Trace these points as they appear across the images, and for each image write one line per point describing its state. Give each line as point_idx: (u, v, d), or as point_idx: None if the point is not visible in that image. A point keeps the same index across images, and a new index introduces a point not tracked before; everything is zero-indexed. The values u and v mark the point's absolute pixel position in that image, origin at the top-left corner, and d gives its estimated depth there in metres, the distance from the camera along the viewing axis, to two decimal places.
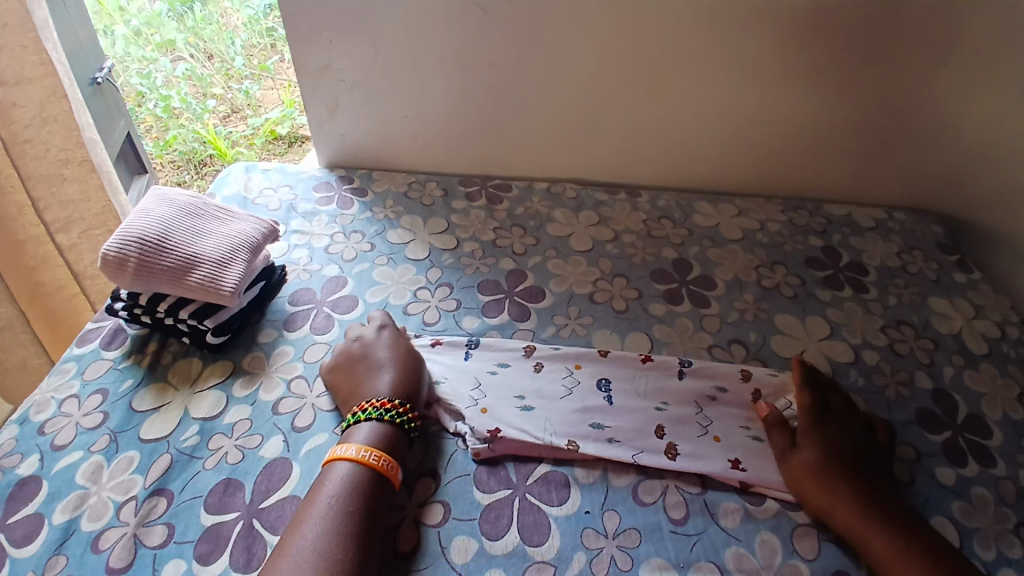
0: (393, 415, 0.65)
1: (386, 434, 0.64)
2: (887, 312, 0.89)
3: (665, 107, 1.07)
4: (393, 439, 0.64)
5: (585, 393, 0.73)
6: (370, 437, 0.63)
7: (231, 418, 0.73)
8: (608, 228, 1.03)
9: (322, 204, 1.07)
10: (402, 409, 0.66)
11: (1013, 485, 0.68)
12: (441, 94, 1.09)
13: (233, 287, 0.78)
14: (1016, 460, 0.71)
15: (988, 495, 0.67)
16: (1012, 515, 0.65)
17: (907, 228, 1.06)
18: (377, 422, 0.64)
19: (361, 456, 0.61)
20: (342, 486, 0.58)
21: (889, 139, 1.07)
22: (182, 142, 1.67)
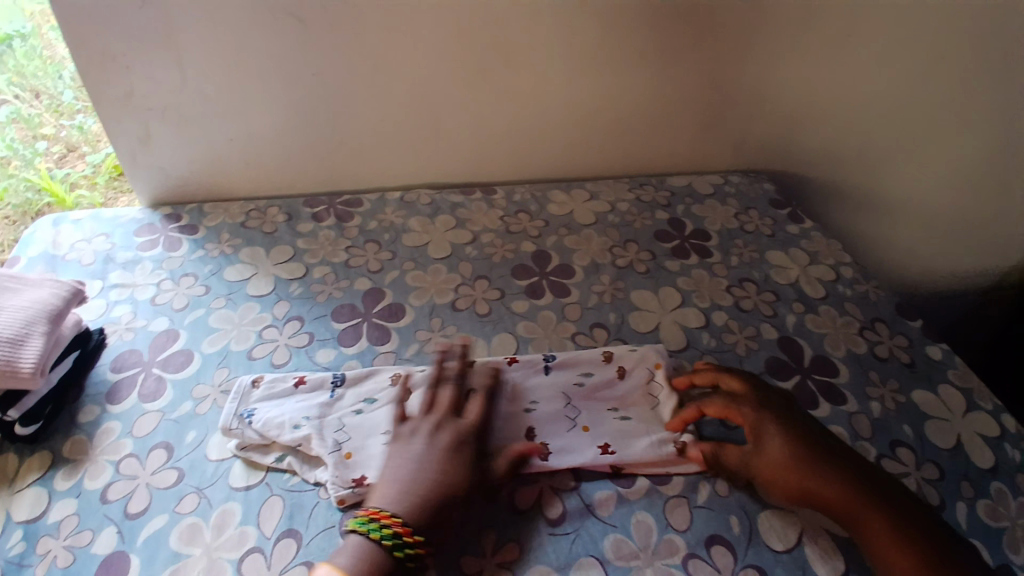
0: (392, 542, 0.54)
1: (381, 566, 0.54)
2: (730, 272, 0.94)
3: (507, 102, 1.06)
4: (384, 570, 0.54)
5: None
6: (364, 563, 0.54)
7: (56, 515, 0.62)
8: (466, 230, 1.01)
9: (147, 249, 0.95)
10: (414, 540, 0.55)
11: (865, 419, 0.76)
12: (270, 111, 1.01)
13: (34, 366, 0.66)
14: (862, 393, 0.79)
15: (843, 433, 0.74)
16: (870, 449, 0.73)
17: (741, 189, 1.15)
18: (373, 537, 0.55)
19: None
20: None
21: (715, 109, 1.14)
22: (14, 197, 1.12)
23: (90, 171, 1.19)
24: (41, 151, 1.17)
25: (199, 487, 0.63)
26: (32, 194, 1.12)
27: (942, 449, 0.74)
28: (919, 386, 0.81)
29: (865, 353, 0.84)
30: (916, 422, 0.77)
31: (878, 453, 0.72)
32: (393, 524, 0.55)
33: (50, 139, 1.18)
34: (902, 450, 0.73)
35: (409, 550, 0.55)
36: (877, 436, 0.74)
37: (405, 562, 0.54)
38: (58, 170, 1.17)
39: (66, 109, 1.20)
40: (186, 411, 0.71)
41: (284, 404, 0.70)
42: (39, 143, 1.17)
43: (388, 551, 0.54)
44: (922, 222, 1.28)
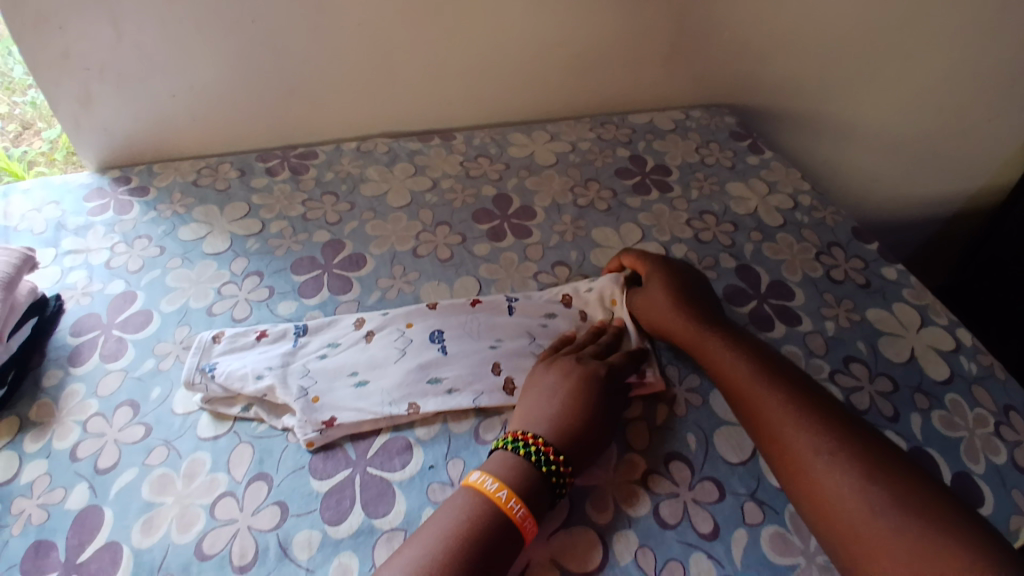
0: (542, 456, 0.57)
1: (528, 478, 0.56)
2: (690, 206, 0.95)
3: (462, 43, 1.03)
4: (537, 485, 0.56)
5: (415, 351, 0.70)
6: (511, 473, 0.56)
7: (29, 476, 0.61)
8: (426, 177, 0.99)
9: (97, 213, 0.92)
10: (557, 459, 0.57)
11: (819, 337, 0.78)
12: (213, 64, 0.97)
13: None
14: (817, 313, 0.81)
15: (799, 351, 0.76)
16: (824, 365, 0.75)
17: (702, 123, 1.14)
18: (518, 457, 0.57)
19: (491, 499, 0.54)
20: (452, 535, 0.51)
21: (675, 43, 1.12)
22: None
23: (46, 148, 1.14)
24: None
25: (168, 440, 0.63)
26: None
27: (895, 362, 0.77)
28: (873, 305, 0.84)
29: (820, 276, 0.86)
30: (870, 339, 0.79)
31: (832, 370, 0.75)
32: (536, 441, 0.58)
33: (5, 118, 1.13)
34: (855, 366, 0.76)
35: (553, 467, 0.57)
36: (831, 353, 0.77)
37: (553, 482, 0.56)
38: (16, 148, 1.14)
39: (19, 85, 1.09)
40: (149, 368, 0.70)
41: (247, 356, 0.70)
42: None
43: (539, 469, 0.56)
44: (881, 148, 1.29)
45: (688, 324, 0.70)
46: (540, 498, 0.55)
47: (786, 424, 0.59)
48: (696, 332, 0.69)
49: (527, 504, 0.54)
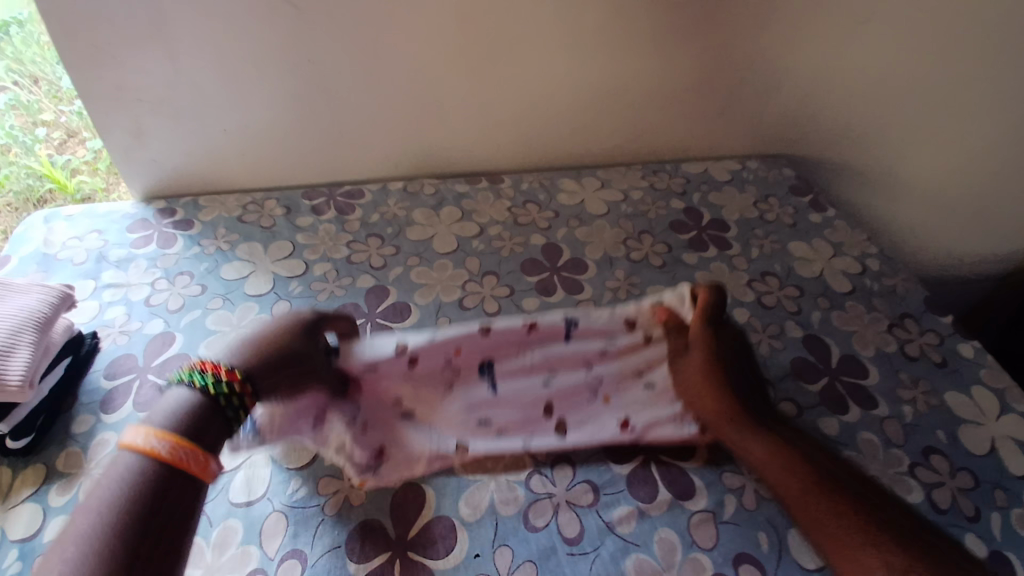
0: (216, 387, 0.53)
1: (193, 413, 0.51)
2: (751, 265, 0.90)
3: (513, 87, 1.01)
4: (201, 416, 0.51)
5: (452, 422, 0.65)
6: (167, 420, 0.50)
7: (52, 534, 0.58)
8: (472, 223, 0.96)
9: (140, 246, 0.91)
10: (234, 379, 0.54)
11: (896, 424, 0.72)
12: (265, 102, 0.96)
13: (23, 380, 0.62)
14: (892, 395, 0.75)
15: (874, 439, 0.70)
16: (902, 456, 0.69)
17: (760, 176, 1.10)
18: (189, 389, 0.53)
19: (139, 451, 0.47)
20: (122, 478, 0.46)
21: (733, 93, 1.09)
22: (15, 183, 1.08)
23: (91, 157, 1.13)
24: (41, 137, 1.10)
25: None
26: (33, 180, 1.09)
27: (974, 454, 0.70)
28: (951, 387, 0.77)
29: (894, 351, 0.81)
30: (949, 426, 0.73)
31: (912, 462, 0.68)
32: (219, 374, 0.54)
33: (50, 125, 1.11)
34: (936, 458, 0.69)
35: (230, 393, 0.53)
36: (909, 441, 0.70)
37: (228, 408, 0.53)
38: (60, 156, 1.12)
39: (65, 93, 1.11)
40: None
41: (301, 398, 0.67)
42: (39, 130, 1.10)
43: (210, 395, 0.53)
44: (947, 209, 1.22)
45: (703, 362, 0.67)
46: (206, 433, 0.51)
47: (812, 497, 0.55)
48: (740, 430, 0.62)
49: (183, 443, 0.49)
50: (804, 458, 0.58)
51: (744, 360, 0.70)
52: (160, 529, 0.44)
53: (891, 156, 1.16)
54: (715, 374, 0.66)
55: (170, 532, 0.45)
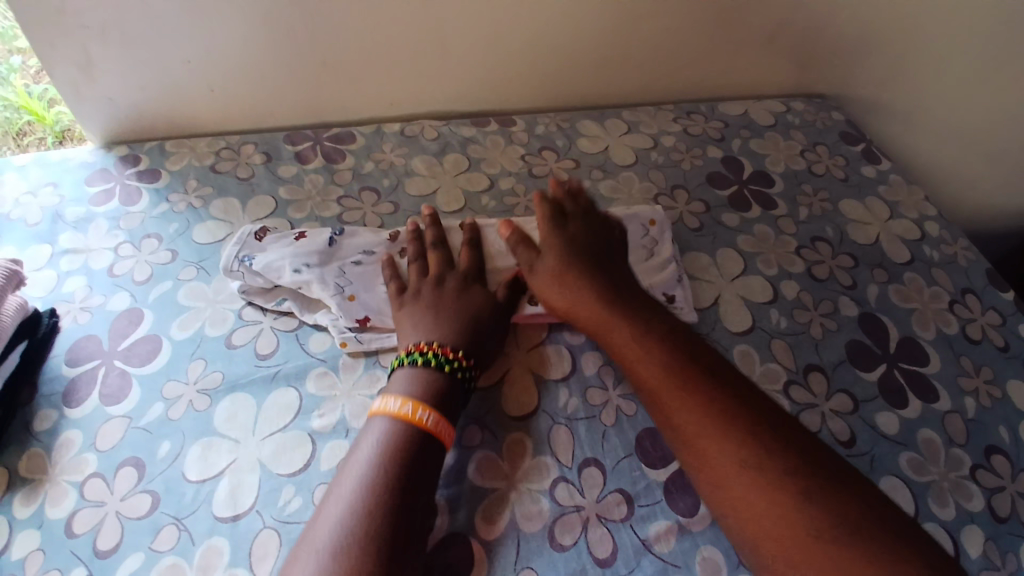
0: (451, 367, 0.56)
1: (440, 393, 0.55)
2: (800, 229, 0.81)
3: (530, 10, 0.85)
4: (445, 390, 0.56)
5: (467, 430, 0.58)
6: (413, 393, 0.55)
7: (18, 553, 0.52)
8: (482, 174, 0.85)
9: (100, 202, 0.80)
10: (456, 356, 0.57)
11: (958, 419, 0.64)
12: (235, 26, 0.80)
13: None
14: (956, 386, 0.67)
15: (936, 439, 0.62)
16: (965, 458, 0.61)
17: (807, 119, 0.98)
18: (413, 368, 0.56)
19: (422, 429, 0.52)
20: (384, 444, 0.51)
21: (786, 19, 0.93)
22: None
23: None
24: (16, 65, 0.99)
25: (178, 516, 0.53)
26: (8, 112, 0.97)
27: None
28: (1015, 375, 0.69)
29: (956, 334, 0.72)
30: (1012, 422, 0.65)
31: (973, 464, 0.61)
32: (451, 354, 0.57)
33: (26, 53, 1.00)
34: (998, 459, 0.62)
35: (456, 364, 0.57)
36: (973, 440, 0.63)
37: (461, 379, 0.57)
38: (36, 86, 0.99)
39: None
40: (156, 416, 0.59)
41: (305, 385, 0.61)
42: (15, 58, 1.00)
43: (440, 369, 0.56)
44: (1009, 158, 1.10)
45: (577, 291, 0.62)
46: (451, 398, 0.56)
47: (703, 435, 0.52)
48: (640, 354, 0.58)
49: (446, 419, 0.54)
50: (704, 383, 0.55)
51: (628, 282, 0.65)
52: (411, 506, 0.49)
53: (957, 98, 1.02)
54: (617, 304, 0.61)
55: (427, 499, 0.50)
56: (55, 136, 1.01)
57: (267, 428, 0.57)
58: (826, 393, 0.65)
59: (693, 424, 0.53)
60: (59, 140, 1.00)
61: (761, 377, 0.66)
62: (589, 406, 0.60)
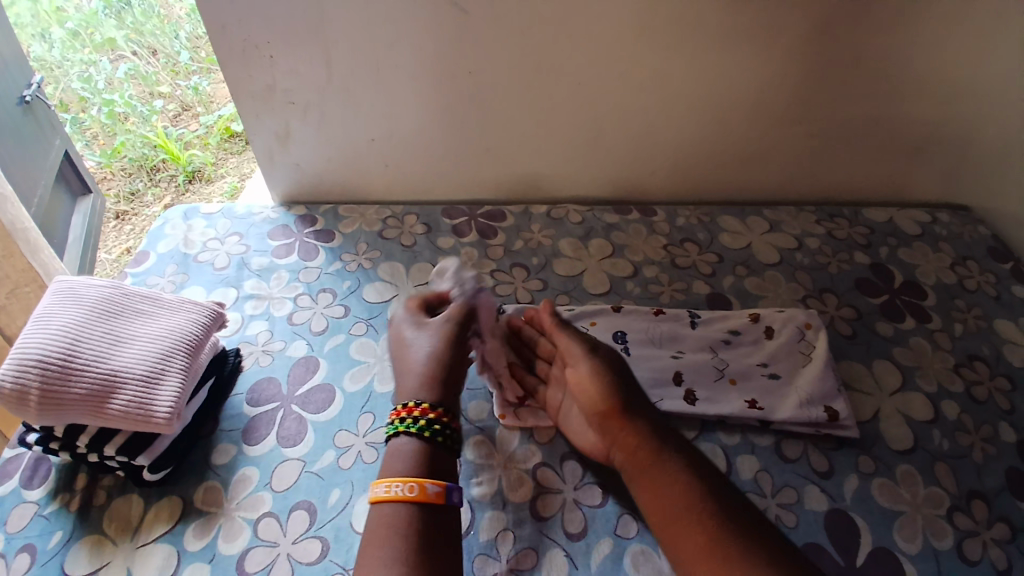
0: (424, 426, 0.54)
1: (417, 455, 0.53)
2: (957, 345, 0.78)
3: (680, 111, 0.91)
4: (430, 453, 0.54)
5: (621, 517, 0.59)
6: (406, 466, 0.52)
7: None
8: (625, 260, 0.88)
9: (282, 255, 0.90)
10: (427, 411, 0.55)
11: None
12: (413, 110, 0.91)
13: (169, 413, 0.60)
14: None
15: None
16: None
17: (955, 231, 0.95)
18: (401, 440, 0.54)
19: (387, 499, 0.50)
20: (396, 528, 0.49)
21: (937, 131, 0.93)
22: (131, 150, 1.15)
23: (202, 132, 1.21)
24: (157, 109, 1.22)
25: (346, 567, 0.56)
26: (147, 149, 1.15)
27: None
28: None
29: None
30: None
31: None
32: (413, 413, 0.55)
33: (167, 98, 1.25)
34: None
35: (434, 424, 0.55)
36: None
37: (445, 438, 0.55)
38: (175, 130, 1.21)
39: (183, 69, 1.27)
40: (329, 463, 0.64)
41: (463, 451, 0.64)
42: (157, 101, 1.24)
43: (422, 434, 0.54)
44: None
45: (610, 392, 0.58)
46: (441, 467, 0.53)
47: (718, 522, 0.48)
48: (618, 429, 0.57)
49: (418, 478, 0.51)
50: (715, 498, 0.49)
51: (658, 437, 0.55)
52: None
53: None
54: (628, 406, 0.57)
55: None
56: (185, 174, 1.17)
57: None
58: (987, 519, 0.61)
59: (673, 533, 0.49)
60: (189, 179, 1.17)
61: (924, 501, 0.62)
62: None
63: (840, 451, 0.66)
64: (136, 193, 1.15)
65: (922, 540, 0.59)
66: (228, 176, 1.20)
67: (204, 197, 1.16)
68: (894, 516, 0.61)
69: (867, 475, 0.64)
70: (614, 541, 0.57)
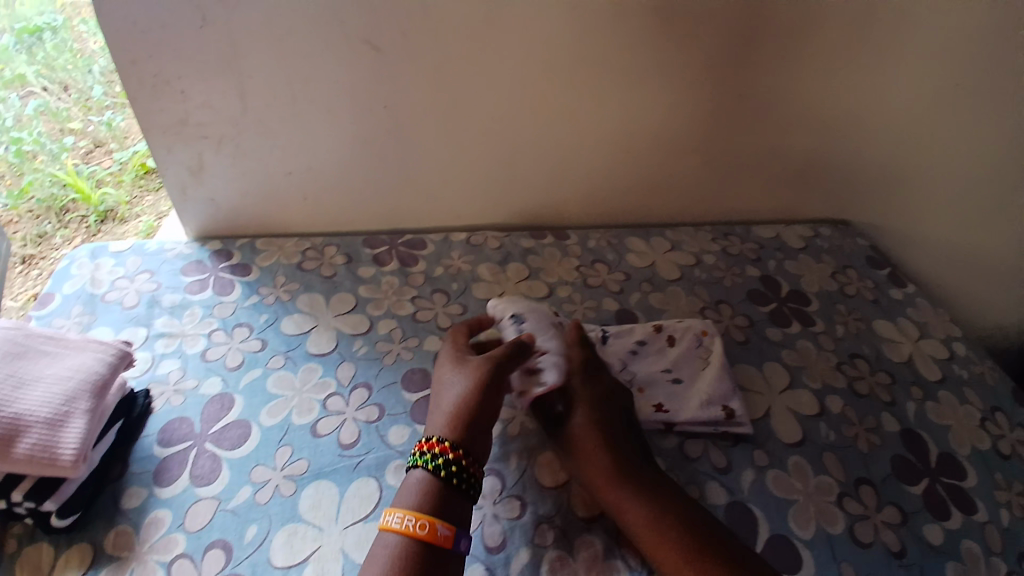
0: (438, 464, 0.57)
1: (431, 491, 0.56)
2: (839, 346, 0.87)
3: (587, 142, 0.98)
4: (438, 493, 0.56)
5: (539, 526, 0.62)
6: (413, 499, 0.56)
7: None
8: (541, 282, 0.93)
9: (195, 291, 0.88)
10: (447, 453, 0.58)
11: (996, 530, 0.68)
12: (333, 145, 0.93)
13: (76, 454, 0.58)
14: (992, 498, 0.72)
15: (976, 548, 0.66)
16: (1003, 565, 0.65)
17: (835, 244, 1.06)
18: (428, 476, 0.58)
19: (402, 532, 0.53)
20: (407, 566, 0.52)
21: (812, 156, 1.05)
22: (39, 190, 1.09)
23: (116, 169, 1.18)
24: (68, 146, 1.15)
25: None
26: (57, 189, 1.10)
27: None
28: None
29: (989, 449, 0.77)
30: None
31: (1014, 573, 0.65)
32: (433, 450, 0.58)
33: (78, 134, 1.17)
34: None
35: (443, 463, 0.58)
36: (1010, 553, 0.67)
37: (456, 480, 0.57)
38: (85, 167, 1.15)
39: (95, 104, 1.19)
40: (245, 500, 0.63)
41: (383, 476, 0.65)
42: (67, 137, 1.16)
43: (437, 471, 0.57)
44: None
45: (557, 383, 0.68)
46: (447, 506, 0.56)
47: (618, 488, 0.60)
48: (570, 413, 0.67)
49: (432, 518, 0.55)
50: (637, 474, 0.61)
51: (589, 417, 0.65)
52: None
53: None
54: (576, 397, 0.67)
55: None
56: (96, 214, 1.15)
57: (350, 517, 0.62)
58: (877, 504, 0.69)
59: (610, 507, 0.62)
60: (100, 219, 1.15)
61: (816, 490, 0.69)
62: None
63: (737, 447, 0.72)
64: (43, 236, 1.08)
65: (814, 525, 0.65)
66: (143, 216, 1.17)
67: (116, 236, 1.13)
68: (789, 504, 0.67)
69: (762, 468, 0.70)
70: (533, 550, 0.60)
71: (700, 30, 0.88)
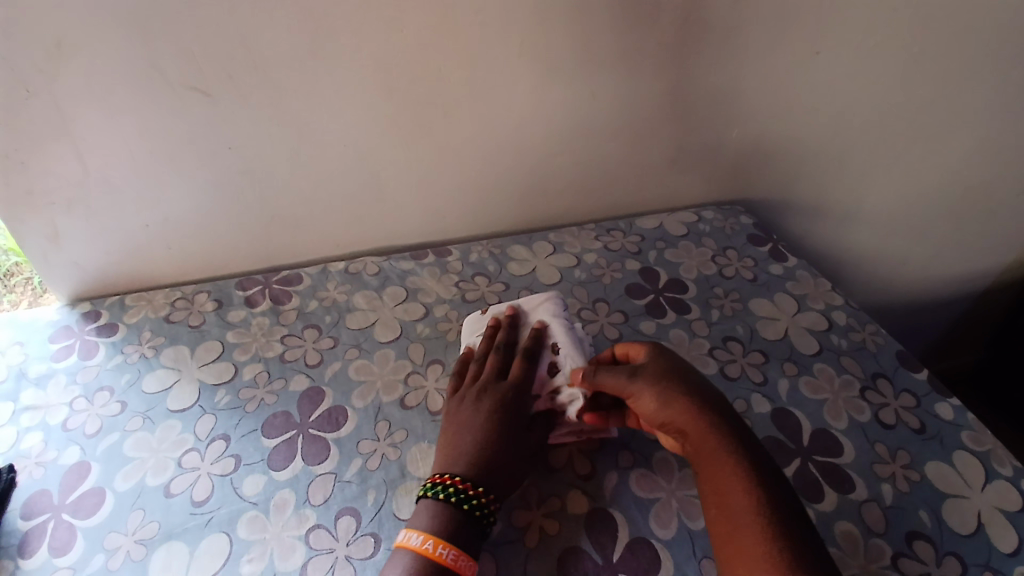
0: (460, 497, 0.60)
1: (447, 520, 0.59)
2: (712, 330, 0.87)
3: (454, 157, 0.97)
4: (458, 523, 0.59)
5: None
6: (433, 524, 0.59)
7: None
8: (418, 303, 0.91)
9: (61, 358, 0.85)
10: (472, 489, 0.60)
11: (877, 508, 0.67)
12: (191, 192, 0.90)
13: None
14: (871, 473, 0.71)
15: (854, 529, 0.65)
16: (885, 547, 0.64)
17: (716, 226, 1.07)
18: (436, 503, 0.60)
19: (418, 551, 0.57)
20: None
21: (684, 144, 1.06)
22: None
23: None
24: None
25: None
26: None
27: (962, 534, 0.65)
28: (930, 455, 0.73)
29: (869, 420, 0.77)
30: (932, 503, 0.68)
31: (894, 551, 0.64)
32: (457, 483, 0.61)
33: None
34: (920, 544, 0.64)
35: (463, 496, 0.60)
36: (893, 530, 0.65)
37: (471, 509, 0.60)
38: None
39: None
40: (98, 568, 0.61)
41: (235, 529, 0.63)
42: None
43: (454, 502, 0.60)
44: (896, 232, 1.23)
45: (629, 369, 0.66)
46: (461, 532, 0.59)
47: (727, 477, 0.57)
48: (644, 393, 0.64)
49: (455, 546, 0.58)
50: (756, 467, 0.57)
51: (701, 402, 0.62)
52: None
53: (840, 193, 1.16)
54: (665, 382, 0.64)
55: None
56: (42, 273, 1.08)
57: None
58: None
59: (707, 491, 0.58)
60: None
61: (681, 484, 0.67)
62: (512, 529, 0.63)
63: (602, 451, 0.71)
64: None
65: (676, 523, 0.64)
66: None
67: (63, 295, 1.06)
68: (652, 503, 0.66)
69: (627, 468, 0.69)
70: None
71: (542, 36, 0.87)
